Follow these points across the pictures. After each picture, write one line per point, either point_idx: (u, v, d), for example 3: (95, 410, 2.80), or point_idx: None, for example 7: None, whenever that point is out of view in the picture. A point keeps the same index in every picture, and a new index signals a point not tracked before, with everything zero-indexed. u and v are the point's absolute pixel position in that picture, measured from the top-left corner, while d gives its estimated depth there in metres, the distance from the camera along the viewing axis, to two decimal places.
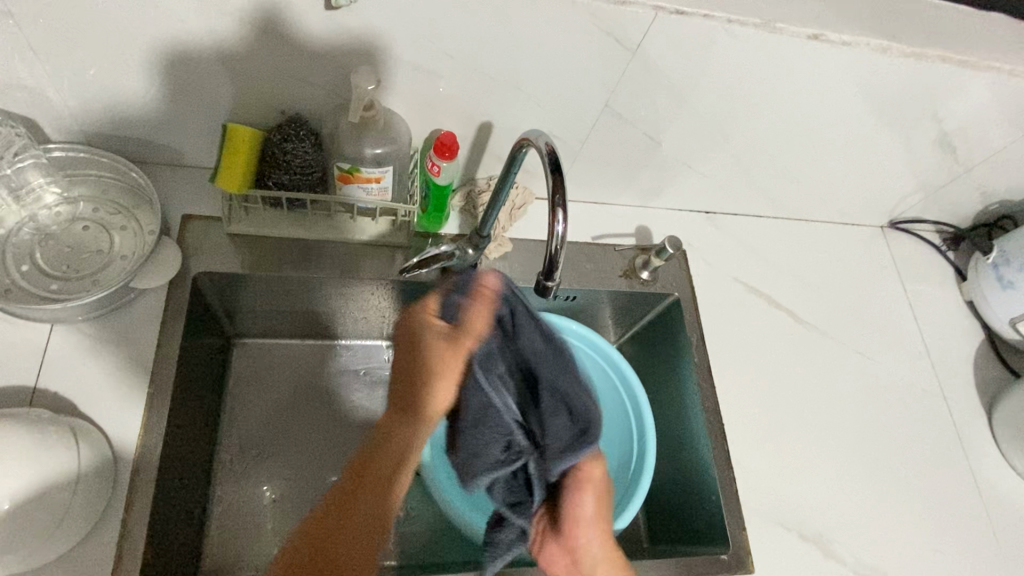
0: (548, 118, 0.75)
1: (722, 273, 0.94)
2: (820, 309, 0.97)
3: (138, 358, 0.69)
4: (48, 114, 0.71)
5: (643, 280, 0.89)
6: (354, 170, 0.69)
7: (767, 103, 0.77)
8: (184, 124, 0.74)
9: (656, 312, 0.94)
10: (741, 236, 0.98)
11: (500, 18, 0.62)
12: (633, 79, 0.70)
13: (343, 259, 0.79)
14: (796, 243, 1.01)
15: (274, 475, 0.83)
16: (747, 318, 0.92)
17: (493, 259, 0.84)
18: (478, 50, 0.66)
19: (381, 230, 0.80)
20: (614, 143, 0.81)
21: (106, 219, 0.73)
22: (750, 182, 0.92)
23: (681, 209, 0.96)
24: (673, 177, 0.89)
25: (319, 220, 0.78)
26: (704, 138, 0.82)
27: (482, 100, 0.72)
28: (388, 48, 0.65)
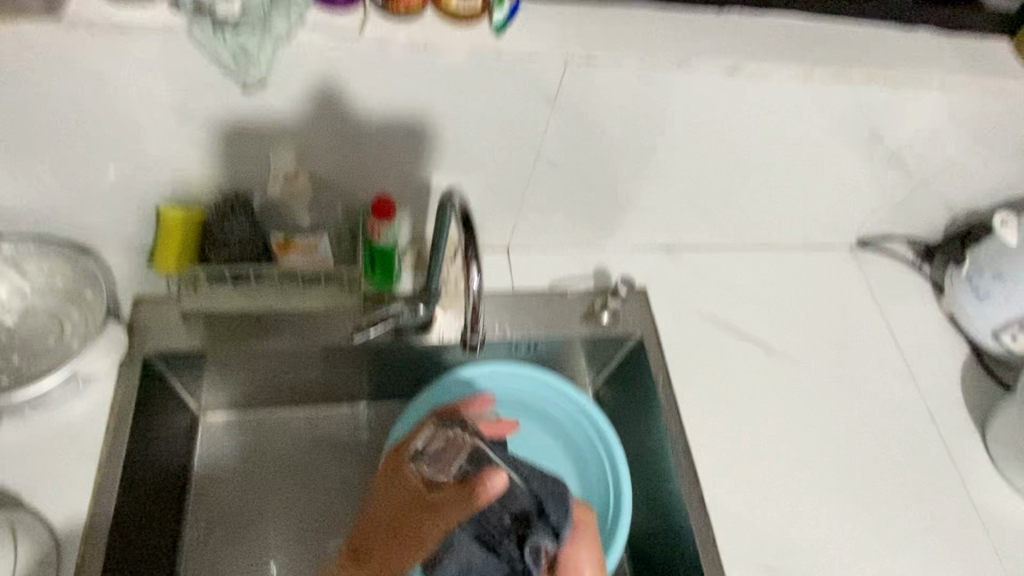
0: (483, 173, 0.76)
1: (685, 309, 0.92)
2: (791, 337, 0.95)
3: (89, 446, 0.70)
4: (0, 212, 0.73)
5: (604, 321, 0.88)
6: (288, 239, 0.70)
7: (701, 138, 0.77)
8: (131, 211, 0.76)
9: (623, 354, 0.92)
10: (703, 269, 0.97)
11: (415, 85, 0.64)
12: (559, 129, 0.71)
13: (296, 327, 0.79)
14: (761, 272, 1.00)
15: (236, 561, 0.79)
16: (714, 352, 0.90)
17: (448, 313, 0.85)
18: (400, 116, 0.68)
19: (329, 294, 0.79)
20: (557, 190, 0.82)
21: (58, 305, 0.74)
22: (704, 215, 0.92)
23: (639, 247, 0.96)
24: (623, 218, 0.89)
25: (269, 291, 0.78)
26: (645, 178, 0.82)
27: (415, 161, 0.73)
28: (312, 123, 0.67)
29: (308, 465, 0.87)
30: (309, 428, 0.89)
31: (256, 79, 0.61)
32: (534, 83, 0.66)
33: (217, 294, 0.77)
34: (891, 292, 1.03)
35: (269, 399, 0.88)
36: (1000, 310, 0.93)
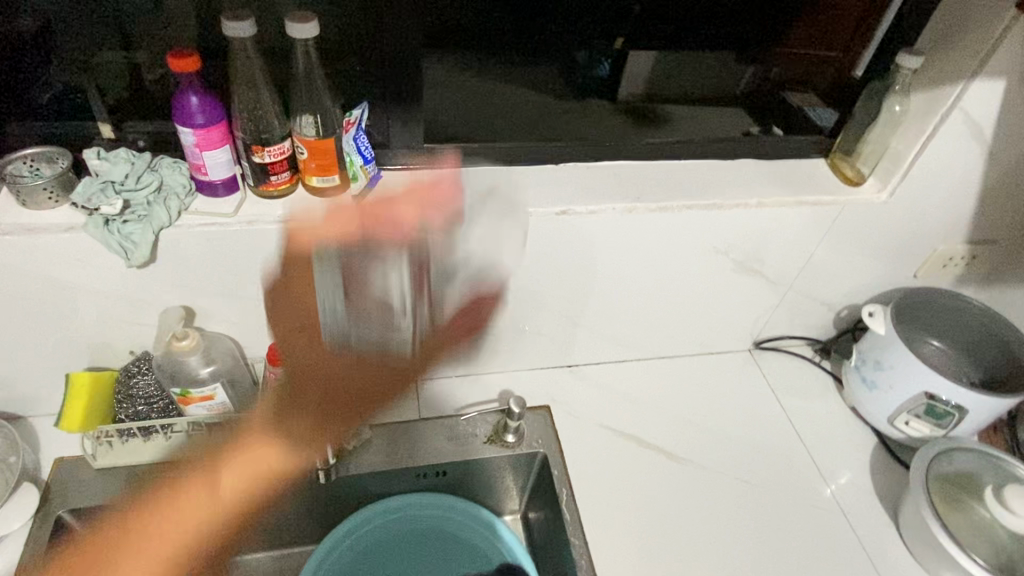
0: (370, 315, 0.85)
1: (587, 423, 0.97)
2: (695, 442, 0.98)
3: None
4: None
5: (508, 442, 0.92)
6: (185, 392, 0.77)
7: (563, 267, 0.87)
8: (54, 379, 0.84)
9: (532, 474, 0.95)
10: (605, 383, 1.03)
11: (289, 247, 0.75)
12: (427, 271, 0.81)
13: (205, 474, 0.84)
14: (663, 381, 1.05)
15: None
16: (617, 463, 0.93)
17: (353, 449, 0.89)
18: (282, 274, 0.78)
19: (233, 441, 0.85)
20: (444, 323, 0.90)
21: None
22: (594, 334, 1.00)
23: (541, 368, 1.03)
24: (516, 342, 0.97)
25: (178, 441, 0.83)
26: (524, 305, 0.91)
27: (304, 310, 0.82)
28: (206, 287, 0.77)
29: None
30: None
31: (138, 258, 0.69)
32: (395, 239, 0.77)
33: (128, 450, 0.82)
34: (792, 389, 1.07)
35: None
36: (891, 399, 0.95)
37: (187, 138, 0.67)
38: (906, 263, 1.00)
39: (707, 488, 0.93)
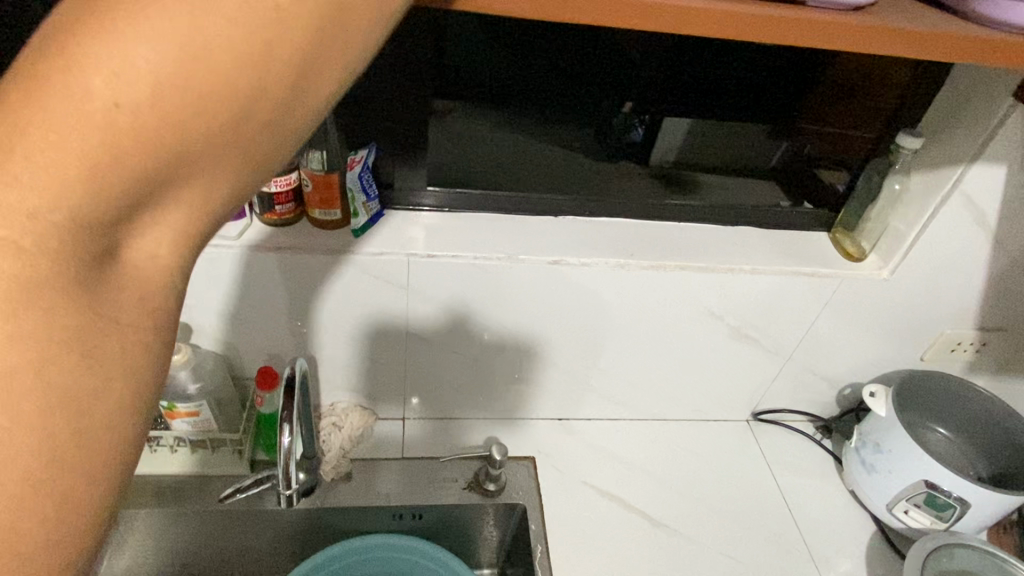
0: (363, 347, 0.88)
1: (570, 478, 0.95)
2: (681, 509, 0.95)
3: None
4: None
5: (488, 491, 0.91)
6: (171, 406, 0.79)
7: (554, 317, 0.88)
8: None
9: (511, 527, 0.93)
10: (595, 440, 1.01)
11: (289, 272, 0.78)
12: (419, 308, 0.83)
13: (182, 491, 0.85)
14: (655, 444, 1.03)
15: None
16: (597, 522, 0.90)
17: (331, 480, 0.89)
18: (280, 299, 0.81)
19: (215, 459, 0.86)
20: (435, 363, 0.92)
21: None
22: (586, 389, 0.99)
23: (531, 419, 1.02)
24: (506, 389, 0.97)
25: (164, 455, 0.86)
26: (516, 351, 0.92)
27: (300, 336, 0.85)
28: (208, 305, 0.81)
29: None
30: None
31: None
32: (389, 274, 0.80)
33: None
34: (790, 466, 1.04)
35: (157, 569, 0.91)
36: (889, 485, 0.91)
37: None
38: (912, 346, 0.98)
39: (690, 559, 0.89)
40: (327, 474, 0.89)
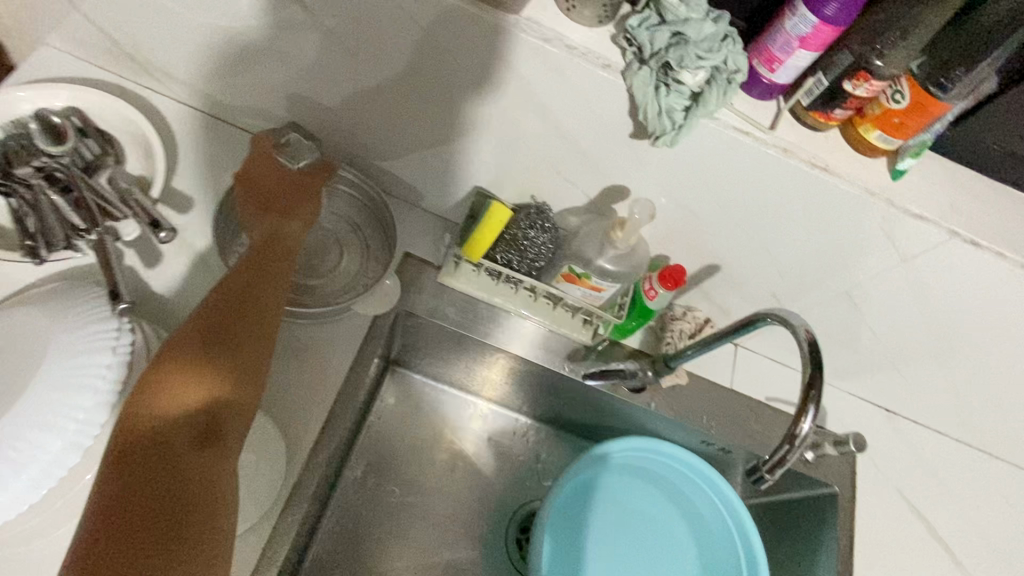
0: (779, 281, 0.73)
1: (888, 483, 0.87)
2: (986, 562, 0.86)
3: (325, 376, 0.72)
4: (321, 123, 0.75)
5: (807, 462, 0.83)
6: (585, 276, 0.68)
7: (1009, 339, 0.72)
8: (435, 176, 0.78)
9: (801, 496, 0.87)
10: (920, 449, 0.90)
11: (789, 193, 0.61)
12: (889, 282, 0.67)
13: (527, 338, 0.80)
14: (981, 480, 0.91)
15: (376, 513, 0.84)
16: (905, 542, 0.84)
17: (664, 387, 0.84)
18: (747, 208, 0.64)
19: (570, 323, 0.81)
20: (835, 325, 0.78)
21: (342, 234, 0.79)
22: (951, 403, 0.86)
23: (862, 399, 0.91)
24: (872, 370, 0.84)
25: (523, 298, 0.80)
26: (928, 348, 0.77)
27: (723, 245, 0.71)
28: (661, 182, 0.65)
29: (471, 468, 0.90)
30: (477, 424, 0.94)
31: (665, 140, 0.57)
32: (904, 241, 0.61)
33: (476, 281, 0.79)
34: None
35: (447, 378, 0.93)
36: None
37: (800, 27, 0.51)
38: None
39: None
40: (664, 383, 0.83)
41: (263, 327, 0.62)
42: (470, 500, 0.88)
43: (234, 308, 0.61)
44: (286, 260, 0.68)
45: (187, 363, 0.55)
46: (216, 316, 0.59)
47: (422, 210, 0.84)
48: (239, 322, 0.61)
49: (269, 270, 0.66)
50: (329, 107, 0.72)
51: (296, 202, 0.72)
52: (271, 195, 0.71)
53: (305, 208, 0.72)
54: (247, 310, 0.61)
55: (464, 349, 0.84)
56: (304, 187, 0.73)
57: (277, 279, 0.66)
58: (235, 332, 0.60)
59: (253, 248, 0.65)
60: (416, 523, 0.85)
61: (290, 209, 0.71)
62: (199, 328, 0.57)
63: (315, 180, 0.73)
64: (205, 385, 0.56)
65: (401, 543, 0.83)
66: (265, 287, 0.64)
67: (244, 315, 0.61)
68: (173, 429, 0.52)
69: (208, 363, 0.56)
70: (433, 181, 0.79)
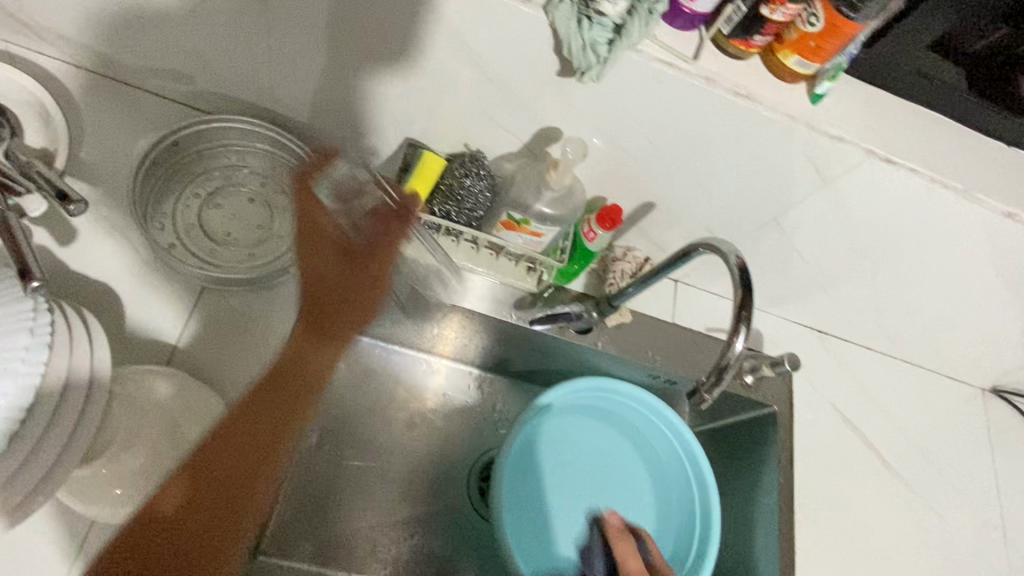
0: (712, 214, 0.76)
1: (820, 398, 0.93)
2: (905, 458, 0.95)
3: (268, 345, 0.71)
4: (237, 81, 0.71)
5: (746, 385, 0.88)
6: (524, 222, 0.69)
7: (923, 254, 0.77)
8: (365, 131, 0.75)
9: (745, 417, 0.92)
10: (847, 363, 0.97)
11: (716, 126, 0.62)
12: (812, 207, 0.71)
13: (471, 289, 0.81)
14: (900, 386, 0.99)
15: (334, 477, 0.84)
16: (836, 449, 0.91)
17: (608, 327, 0.86)
18: (677, 143, 0.65)
19: (514, 272, 0.81)
20: (767, 253, 0.81)
21: (271, 198, 0.76)
22: (875, 319, 0.92)
23: (795, 322, 0.95)
24: (803, 294, 0.88)
25: (464, 248, 0.79)
26: (851, 269, 0.82)
27: (657, 183, 0.73)
28: (593, 122, 0.66)
29: (430, 422, 0.91)
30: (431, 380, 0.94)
31: (591, 77, 0.58)
32: (825, 165, 0.64)
33: (415, 235, 0.78)
34: (1009, 448, 1.02)
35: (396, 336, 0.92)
36: None
37: None
38: None
39: (904, 507, 0.92)
40: (608, 322, 0.86)
41: (263, 470, 0.60)
42: (428, 454, 0.89)
43: (309, 375, 0.65)
44: (334, 350, 0.67)
45: (149, 538, 0.53)
46: (248, 418, 0.61)
47: None
48: (294, 398, 0.64)
49: (301, 365, 0.65)
50: (244, 63, 0.68)
51: (359, 252, 0.66)
52: (336, 262, 0.66)
53: (373, 264, 0.66)
54: (248, 432, 0.60)
55: (408, 306, 0.83)
56: (384, 229, 0.67)
57: (336, 350, 0.67)
58: (247, 463, 0.59)
59: (299, 342, 0.66)
60: (377, 483, 0.86)
61: (363, 272, 0.66)
62: (190, 470, 0.57)
63: (389, 228, 0.67)
64: (189, 540, 0.54)
65: (367, 501, 0.84)
66: (318, 376, 0.65)
67: (299, 389, 0.64)
68: (174, 555, 0.53)
69: (254, 450, 0.60)
70: (363, 136, 0.76)
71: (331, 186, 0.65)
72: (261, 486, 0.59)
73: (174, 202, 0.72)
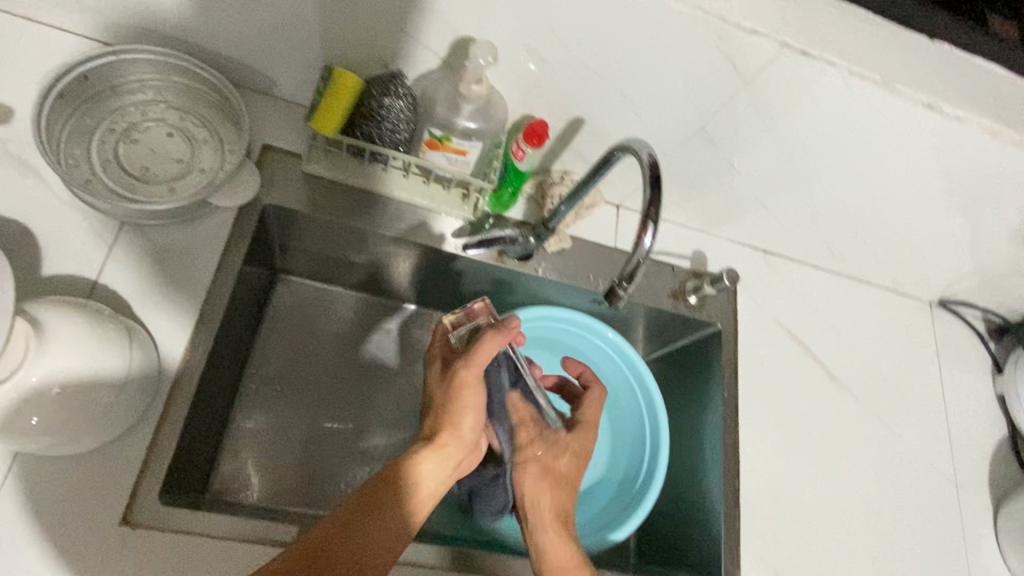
0: (640, 126, 0.75)
1: (766, 315, 0.94)
2: (854, 371, 0.96)
3: (194, 277, 0.70)
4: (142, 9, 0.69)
5: (691, 305, 0.89)
6: (445, 139, 0.68)
7: (854, 157, 0.77)
8: (282, 58, 0.73)
9: (693, 338, 0.94)
10: (793, 281, 0.98)
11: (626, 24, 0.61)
12: (735, 110, 0.71)
13: (406, 218, 0.81)
14: (846, 301, 1.00)
15: (281, 415, 0.85)
16: (783, 364, 0.92)
17: (549, 252, 0.86)
18: (592, 47, 0.65)
19: (450, 199, 0.81)
20: (700, 167, 0.81)
21: (190, 129, 0.74)
22: (816, 234, 0.93)
23: (739, 242, 0.96)
24: (742, 210, 0.88)
25: (395, 176, 0.79)
26: (785, 178, 0.82)
27: (581, 96, 0.72)
28: (506, 29, 0.64)
29: (374, 360, 0.93)
30: (378, 319, 0.96)
31: None
32: (740, 59, 0.64)
33: (345, 164, 0.78)
34: (954, 357, 1.04)
35: (336, 278, 0.93)
36: None
37: None
38: None
39: (853, 417, 0.93)
40: (549, 248, 0.86)
41: (373, 562, 0.54)
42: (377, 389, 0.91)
43: (397, 489, 0.60)
44: (444, 456, 0.65)
45: None
46: (350, 533, 0.55)
47: (278, 99, 0.80)
48: (409, 503, 0.60)
49: (414, 480, 0.62)
50: None
51: (460, 417, 0.67)
52: (467, 418, 0.68)
53: (469, 438, 0.68)
54: (356, 536, 0.55)
55: (347, 241, 0.84)
56: (477, 407, 0.68)
57: (437, 473, 0.65)
58: (309, 573, 0.51)
59: (411, 457, 0.63)
60: (327, 419, 0.87)
61: (461, 420, 0.67)
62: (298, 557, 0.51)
63: (485, 346, 0.68)
64: None
65: (314, 438, 0.85)
66: (426, 486, 0.63)
67: (416, 497, 0.61)
68: None
69: (388, 510, 0.58)
70: (281, 64, 0.74)
71: (460, 334, 0.73)
72: (394, 548, 0.56)
73: (88, 138, 0.70)
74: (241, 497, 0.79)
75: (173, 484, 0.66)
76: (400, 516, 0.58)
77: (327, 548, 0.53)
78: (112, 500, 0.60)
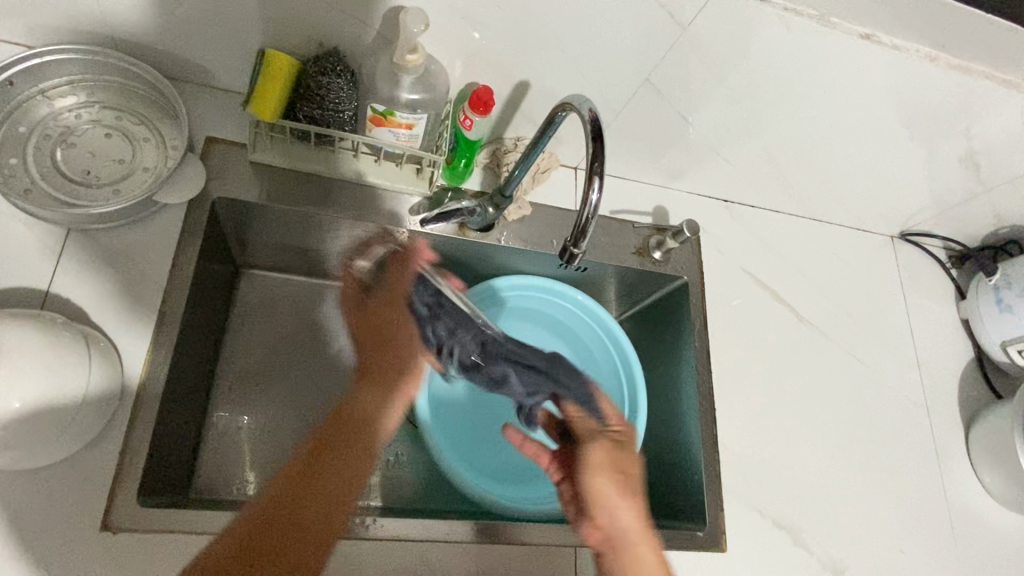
0: (586, 84, 0.75)
1: (731, 262, 0.95)
2: (822, 310, 0.98)
3: (151, 277, 0.69)
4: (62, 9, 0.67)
5: (656, 260, 0.90)
6: (389, 113, 0.67)
7: (800, 98, 0.78)
8: (216, 48, 0.72)
9: (663, 293, 0.95)
10: (755, 227, 0.99)
11: None
12: (678, 57, 0.71)
13: (360, 200, 0.80)
14: (808, 242, 1.02)
15: (261, 408, 0.85)
16: (751, 309, 0.94)
17: (510, 220, 0.86)
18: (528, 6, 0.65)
19: (403, 176, 0.80)
20: (649, 120, 0.81)
21: (129, 128, 0.72)
22: (774, 178, 0.94)
23: (699, 193, 0.97)
24: (699, 160, 0.89)
25: (344, 157, 0.78)
26: (736, 125, 0.82)
27: (524, 59, 0.72)
28: None
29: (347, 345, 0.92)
30: None
31: None
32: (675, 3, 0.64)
33: (291, 151, 0.77)
34: (918, 287, 1.07)
35: (300, 267, 0.92)
36: (1017, 326, 0.96)
37: None
38: None
39: (823, 354, 0.95)
40: (509, 217, 0.86)
41: (349, 491, 0.61)
42: (354, 374, 0.91)
43: (358, 415, 0.68)
44: (394, 399, 0.72)
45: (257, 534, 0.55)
46: (312, 468, 0.61)
47: (220, 90, 0.79)
48: (343, 432, 0.67)
49: (376, 417, 0.70)
50: None
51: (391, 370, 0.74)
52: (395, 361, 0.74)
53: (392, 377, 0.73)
54: (320, 468, 0.61)
55: (307, 228, 0.84)
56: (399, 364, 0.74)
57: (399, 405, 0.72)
58: (302, 508, 0.58)
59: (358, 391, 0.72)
60: (307, 408, 0.87)
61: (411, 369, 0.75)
62: (281, 496, 0.58)
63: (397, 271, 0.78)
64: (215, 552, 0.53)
65: (295, 427, 0.85)
66: (370, 419, 0.69)
67: (354, 426, 0.68)
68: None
69: (336, 454, 0.63)
70: (216, 54, 0.73)
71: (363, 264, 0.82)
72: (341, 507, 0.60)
73: (22, 146, 0.69)
74: (227, 491, 0.79)
75: (152, 486, 0.66)
76: (367, 447, 0.65)
77: (304, 470, 0.61)
78: (90, 505, 0.60)
